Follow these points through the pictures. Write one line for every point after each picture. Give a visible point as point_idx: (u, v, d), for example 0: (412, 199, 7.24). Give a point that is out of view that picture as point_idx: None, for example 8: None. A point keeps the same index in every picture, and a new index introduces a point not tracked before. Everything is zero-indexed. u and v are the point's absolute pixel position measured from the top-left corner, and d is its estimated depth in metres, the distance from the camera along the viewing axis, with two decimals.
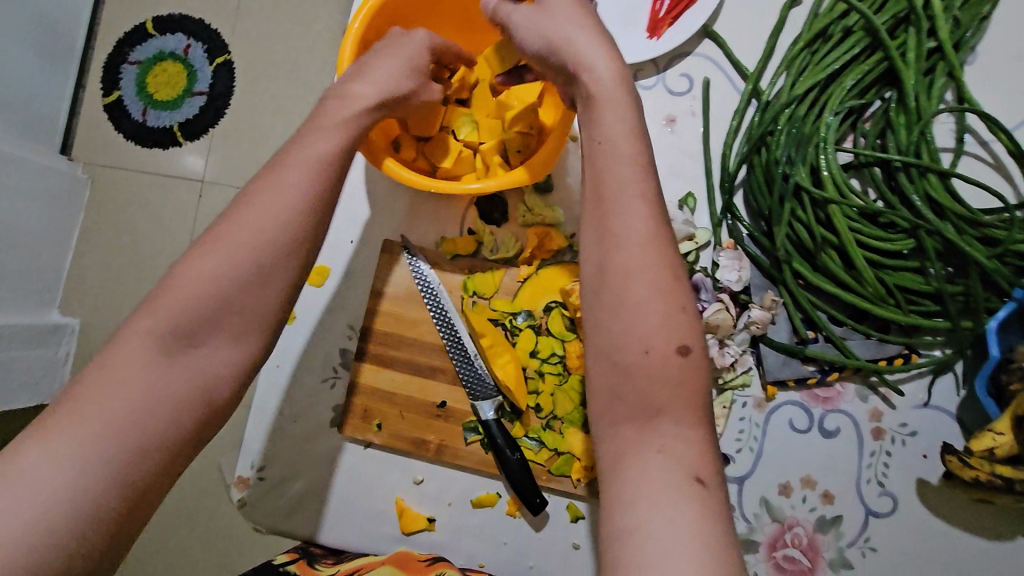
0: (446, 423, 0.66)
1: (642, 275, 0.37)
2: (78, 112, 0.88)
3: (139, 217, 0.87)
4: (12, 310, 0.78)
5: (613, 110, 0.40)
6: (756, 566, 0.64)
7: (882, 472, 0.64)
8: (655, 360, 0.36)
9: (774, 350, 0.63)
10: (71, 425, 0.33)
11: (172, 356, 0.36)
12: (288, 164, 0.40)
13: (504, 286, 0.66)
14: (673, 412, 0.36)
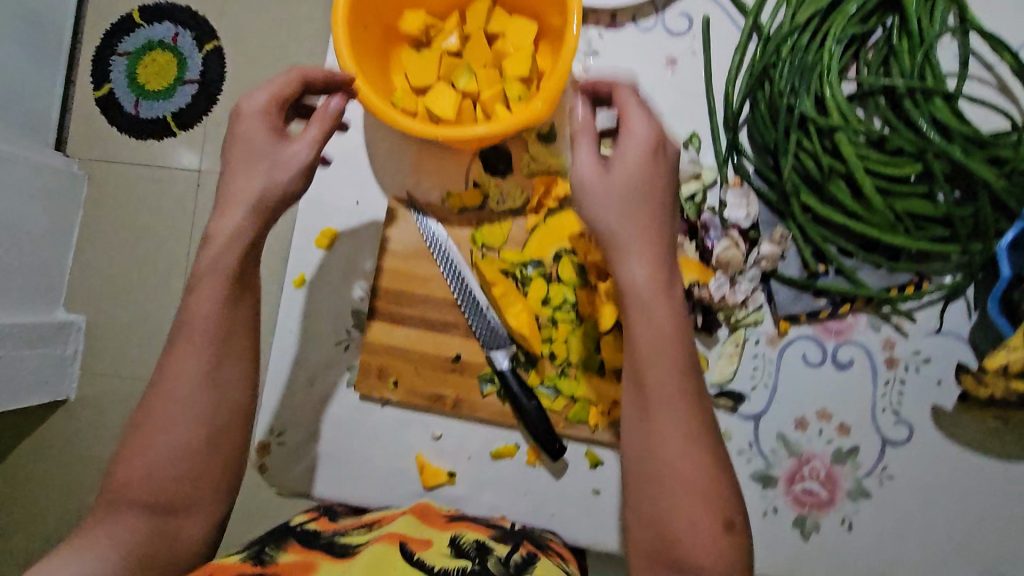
0: (461, 376, 0.66)
1: (680, 455, 0.45)
2: (70, 108, 0.89)
3: (138, 212, 0.89)
4: (19, 312, 0.82)
5: (651, 317, 0.46)
6: (776, 501, 0.64)
7: (896, 400, 0.64)
8: (698, 534, 0.43)
9: (785, 285, 0.64)
10: (121, 500, 0.44)
11: (199, 440, 0.46)
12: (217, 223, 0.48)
13: (513, 237, 0.67)
14: (705, 532, 0.44)
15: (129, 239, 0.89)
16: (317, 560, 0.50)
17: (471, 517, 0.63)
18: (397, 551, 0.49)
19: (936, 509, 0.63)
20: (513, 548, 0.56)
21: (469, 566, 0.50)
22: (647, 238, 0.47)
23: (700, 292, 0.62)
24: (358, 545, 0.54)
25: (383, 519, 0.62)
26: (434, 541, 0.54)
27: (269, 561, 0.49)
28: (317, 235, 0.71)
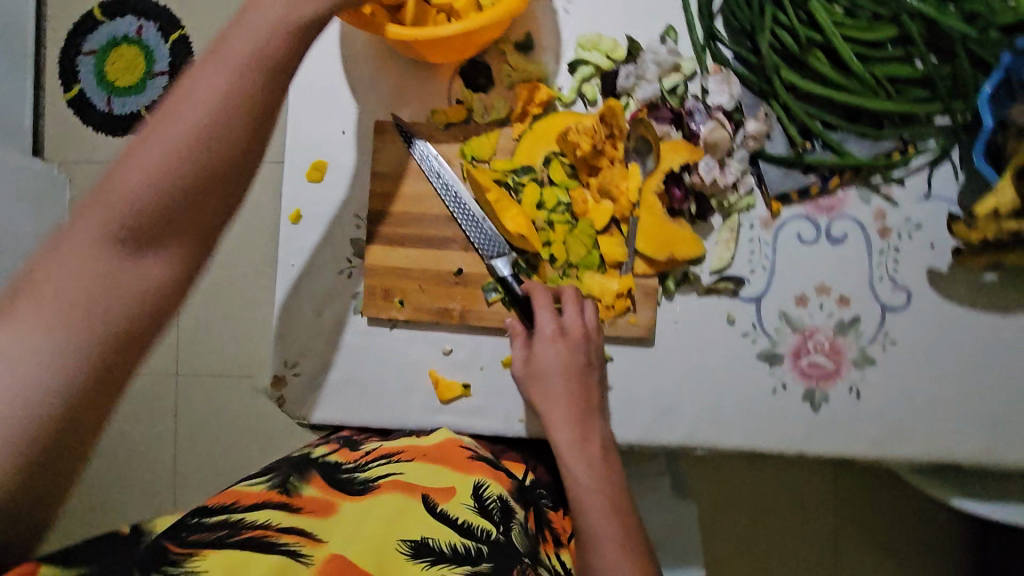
0: (465, 288, 0.67)
1: (599, 524, 0.58)
2: None
3: None
4: None
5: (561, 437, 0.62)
6: (783, 377, 0.66)
7: (892, 267, 0.65)
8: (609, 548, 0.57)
9: (774, 165, 0.65)
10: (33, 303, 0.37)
11: (128, 258, 0.39)
12: (198, 84, 0.40)
13: (501, 146, 0.67)
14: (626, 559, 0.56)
15: None
16: (339, 499, 0.52)
17: (491, 459, 0.64)
18: (420, 504, 0.52)
19: (941, 368, 0.64)
20: (526, 512, 0.60)
21: (495, 535, 0.52)
22: (572, 376, 0.62)
23: (691, 178, 0.63)
24: (379, 481, 0.55)
25: (403, 450, 0.62)
26: (457, 490, 0.56)
27: (295, 494, 0.51)
28: (307, 167, 0.70)
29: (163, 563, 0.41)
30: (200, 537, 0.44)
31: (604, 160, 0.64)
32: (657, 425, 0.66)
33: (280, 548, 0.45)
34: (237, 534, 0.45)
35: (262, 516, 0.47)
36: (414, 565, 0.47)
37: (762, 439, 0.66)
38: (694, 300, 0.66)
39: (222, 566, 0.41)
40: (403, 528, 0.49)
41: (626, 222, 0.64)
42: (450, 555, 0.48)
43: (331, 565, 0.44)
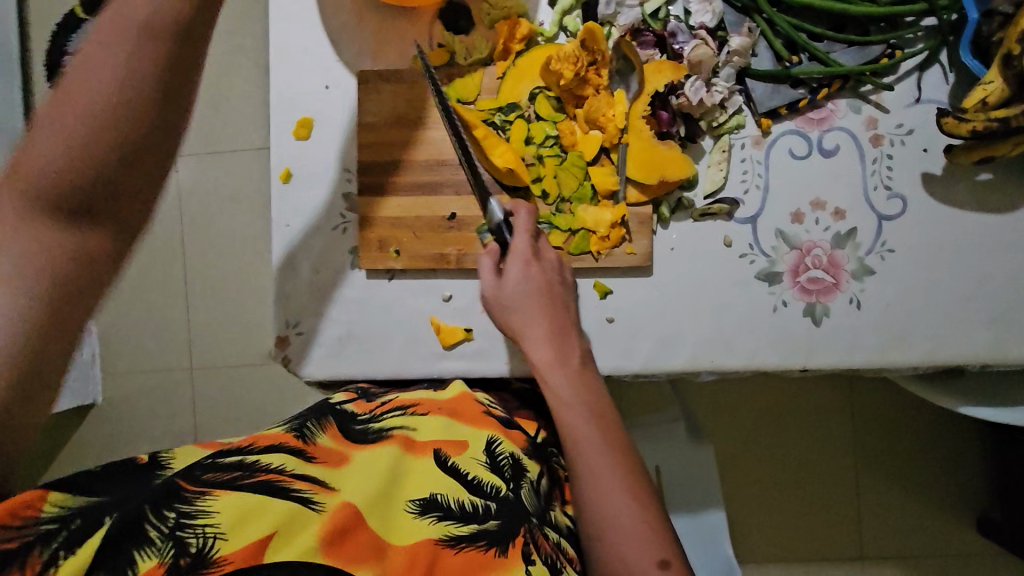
0: (459, 233, 0.67)
1: (590, 440, 0.56)
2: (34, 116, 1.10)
3: None
4: None
5: (541, 346, 0.61)
6: (784, 295, 0.66)
7: (887, 176, 0.65)
8: (608, 463, 0.55)
9: (761, 81, 0.64)
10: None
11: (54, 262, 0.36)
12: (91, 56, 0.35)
13: (486, 87, 0.67)
14: (619, 469, 0.55)
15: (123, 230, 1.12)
16: (349, 450, 0.49)
17: (505, 418, 0.62)
18: (432, 459, 0.50)
19: (941, 270, 0.64)
20: (541, 472, 0.59)
21: (505, 492, 0.51)
22: (563, 322, 0.63)
23: (677, 100, 0.62)
24: (394, 431, 0.53)
25: (420, 403, 0.60)
26: (471, 445, 0.54)
27: (310, 441, 0.48)
28: (294, 126, 0.69)
29: (176, 499, 0.38)
30: (216, 475, 0.40)
31: (590, 88, 0.63)
32: (662, 353, 0.67)
33: (295, 494, 0.41)
34: (251, 475, 0.41)
35: (275, 460, 0.44)
36: (423, 524, 0.45)
37: (768, 358, 0.66)
38: (689, 226, 0.66)
39: (238, 512, 0.38)
40: (416, 485, 0.48)
41: (616, 149, 0.64)
42: (461, 514, 0.47)
43: (342, 514, 0.41)
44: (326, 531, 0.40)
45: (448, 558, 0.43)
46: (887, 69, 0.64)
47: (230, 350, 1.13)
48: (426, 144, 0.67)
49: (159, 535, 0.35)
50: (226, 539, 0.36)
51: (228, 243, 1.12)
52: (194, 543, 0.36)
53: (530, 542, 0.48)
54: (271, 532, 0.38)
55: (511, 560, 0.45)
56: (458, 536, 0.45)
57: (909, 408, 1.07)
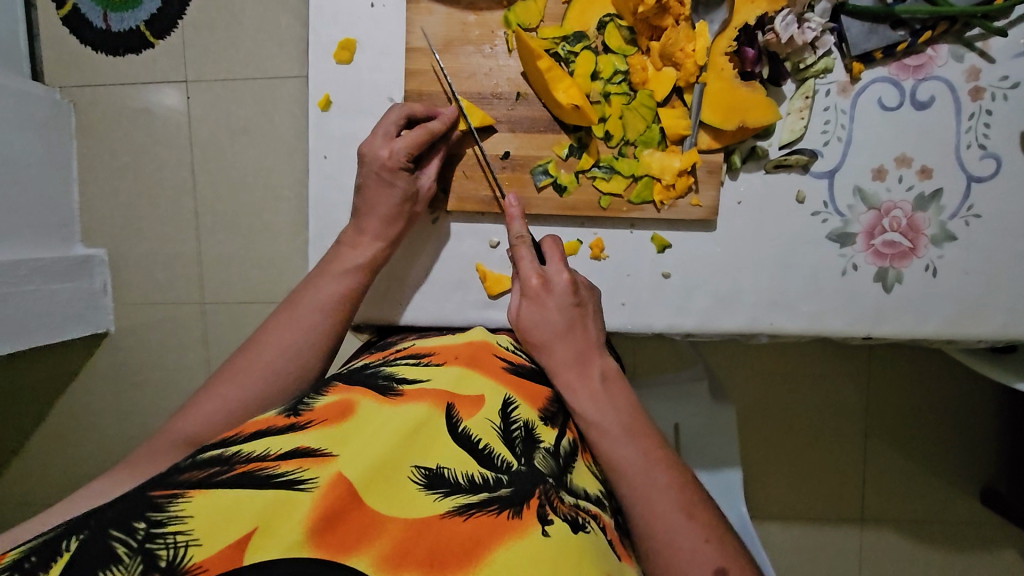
0: (513, 173, 0.63)
1: (620, 438, 0.50)
2: (36, 32, 1.03)
3: (130, 134, 1.05)
4: (40, 250, 0.98)
5: (554, 355, 0.55)
6: (855, 258, 0.62)
7: (982, 134, 0.59)
8: (642, 461, 0.49)
9: (858, 20, 0.58)
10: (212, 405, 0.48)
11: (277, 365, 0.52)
12: (324, 277, 0.57)
13: (549, 13, 0.60)
14: (657, 468, 0.48)
15: (132, 159, 1.06)
16: (360, 399, 0.42)
17: (528, 369, 0.55)
18: (441, 420, 0.42)
19: None
20: (562, 434, 0.50)
21: (517, 466, 0.41)
22: (585, 342, 0.55)
23: (765, 36, 0.57)
24: (407, 384, 0.45)
25: (437, 351, 0.53)
26: (487, 401, 0.46)
27: (305, 411, 0.40)
28: (334, 48, 0.63)
29: (147, 508, 0.30)
30: (191, 475, 0.33)
31: (669, 19, 0.57)
32: (718, 312, 0.63)
33: (278, 480, 0.33)
34: (229, 470, 0.33)
35: (259, 446, 0.35)
36: (426, 497, 0.36)
37: (831, 323, 0.62)
38: (760, 178, 0.62)
39: (213, 513, 0.30)
40: (418, 447, 0.39)
41: (691, 90, 0.59)
42: (469, 486, 0.37)
43: (334, 495, 0.33)
44: (314, 518, 0.32)
45: (452, 527, 0.34)
46: (1000, 13, 0.57)
47: (241, 288, 1.07)
48: (479, 74, 0.62)
49: (128, 551, 0.28)
50: (200, 544, 0.29)
51: (241, 176, 1.04)
52: (165, 555, 0.28)
53: (545, 503, 0.38)
54: (250, 530, 0.30)
55: (527, 521, 0.36)
56: (467, 505, 0.36)
57: (932, 377, 1.04)
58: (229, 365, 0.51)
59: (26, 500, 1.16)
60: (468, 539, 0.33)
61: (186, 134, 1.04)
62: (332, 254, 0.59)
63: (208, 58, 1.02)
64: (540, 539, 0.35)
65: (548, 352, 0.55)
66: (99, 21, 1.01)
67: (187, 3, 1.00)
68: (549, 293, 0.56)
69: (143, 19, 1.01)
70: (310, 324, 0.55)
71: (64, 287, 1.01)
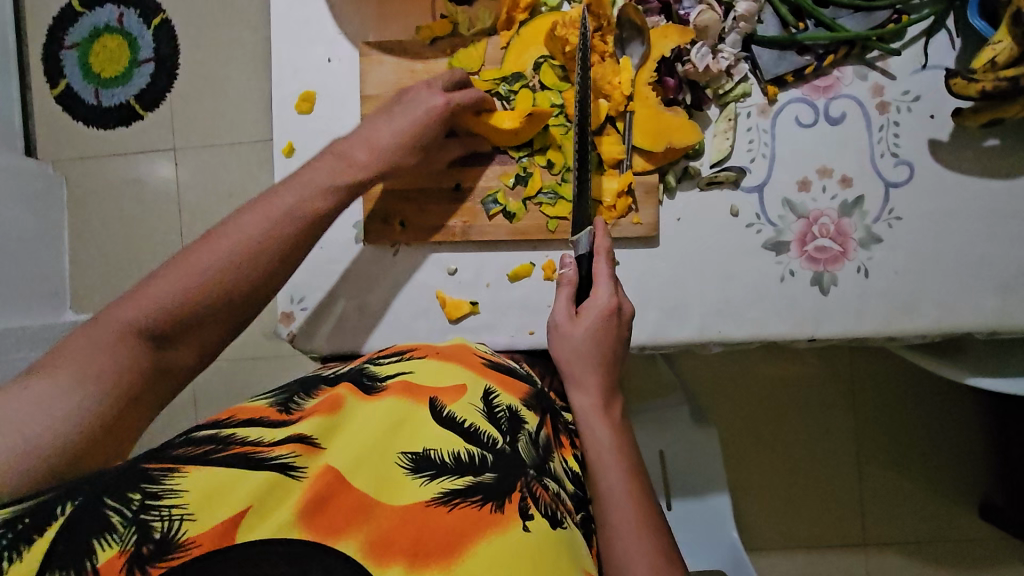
0: (465, 204, 0.67)
1: (604, 442, 0.53)
2: (31, 111, 1.10)
3: (117, 198, 1.10)
4: (30, 313, 1.02)
5: (571, 355, 0.58)
6: (791, 264, 0.65)
7: (893, 143, 0.64)
8: (614, 468, 0.51)
9: (767, 48, 0.64)
10: (183, 272, 0.47)
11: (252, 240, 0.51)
12: (287, 187, 0.55)
13: (489, 57, 0.66)
14: (626, 476, 0.51)
15: (118, 221, 1.10)
16: (344, 394, 0.44)
17: (508, 367, 0.57)
18: (424, 409, 0.44)
19: (950, 236, 0.64)
20: (541, 423, 0.51)
21: (502, 443, 0.44)
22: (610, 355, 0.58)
23: (684, 66, 0.62)
24: (389, 379, 0.48)
25: (418, 348, 0.55)
26: (468, 390, 0.48)
27: (297, 408, 0.42)
28: (296, 99, 0.69)
29: (143, 479, 0.33)
30: (187, 451, 0.35)
31: (595, 56, 0.63)
32: (669, 323, 0.66)
33: (270, 463, 0.36)
34: (224, 449, 0.36)
35: (252, 432, 0.38)
36: (413, 481, 0.38)
37: (776, 328, 0.65)
38: (695, 195, 0.66)
39: (206, 489, 0.33)
40: (406, 435, 0.41)
41: (622, 118, 0.64)
42: (455, 466, 0.40)
43: (322, 482, 0.35)
44: (305, 501, 0.34)
45: (438, 518, 0.36)
46: (894, 35, 0.64)
47: None
48: None
49: (123, 520, 0.30)
50: (194, 519, 0.31)
51: None
52: (159, 527, 0.31)
53: (527, 495, 0.40)
54: (244, 508, 0.32)
55: (509, 518, 0.38)
56: (450, 492, 0.38)
57: (923, 398, 1.06)
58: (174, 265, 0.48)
59: None
60: (451, 530, 0.36)
61: (175, 203, 1.09)
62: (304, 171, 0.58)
63: (194, 127, 1.08)
64: (521, 535, 0.37)
65: (576, 372, 0.57)
66: (90, 97, 1.08)
67: (172, 75, 1.07)
68: (617, 324, 0.59)
69: (132, 93, 1.07)
70: (252, 253, 0.50)
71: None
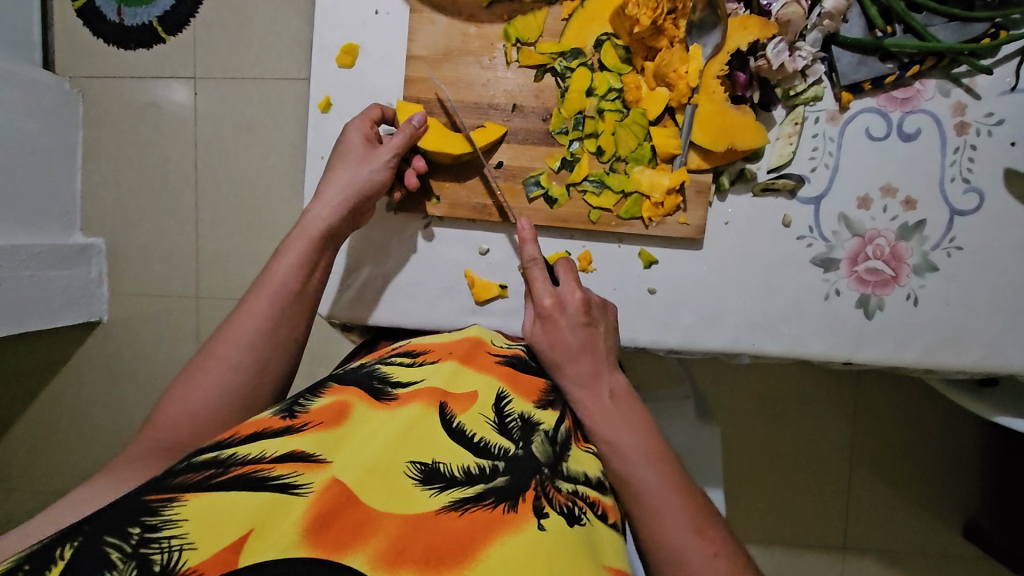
0: (506, 184, 0.64)
1: (619, 426, 0.50)
2: (49, 23, 1.04)
3: (135, 127, 1.07)
4: (42, 236, 1.00)
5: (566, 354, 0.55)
6: (838, 283, 0.62)
7: (967, 168, 0.61)
8: (641, 448, 0.49)
9: (848, 51, 0.59)
10: (201, 374, 0.48)
11: (255, 320, 0.51)
12: (283, 252, 0.56)
13: (549, 28, 0.62)
14: (654, 454, 0.49)
15: (135, 151, 1.07)
16: (354, 401, 0.42)
17: (524, 363, 0.55)
18: (436, 416, 0.42)
19: (1009, 274, 0.61)
20: (559, 418, 0.49)
21: (515, 449, 0.42)
22: (596, 352, 0.56)
23: (757, 62, 0.58)
24: (401, 387, 0.45)
25: (431, 349, 0.53)
26: (481, 398, 0.46)
27: (301, 412, 0.40)
28: (337, 51, 0.64)
29: (142, 513, 0.31)
30: (186, 478, 0.33)
31: (664, 40, 0.59)
32: (703, 331, 0.64)
33: (272, 483, 0.34)
34: (225, 472, 0.34)
35: (254, 448, 0.36)
36: (421, 493, 0.36)
37: (813, 347, 0.63)
38: (749, 200, 0.63)
39: (207, 518, 0.31)
40: (414, 444, 0.39)
41: (682, 111, 0.60)
42: (465, 479, 0.38)
43: (329, 495, 0.34)
44: (308, 519, 0.32)
45: (447, 520, 0.35)
46: (987, 51, 0.59)
47: (235, 283, 1.08)
48: (476, 85, 0.63)
49: (122, 556, 0.29)
50: (195, 548, 0.29)
51: (244, 174, 1.05)
52: (159, 559, 0.29)
53: (542, 494, 0.39)
54: (244, 533, 0.31)
55: (523, 515, 0.36)
56: (461, 499, 0.37)
57: (923, 407, 1.04)
58: (187, 375, 0.49)
59: (10, 486, 1.16)
60: (463, 535, 0.34)
61: (190, 136, 1.06)
62: (301, 228, 0.57)
63: (217, 58, 1.03)
64: (536, 533, 0.36)
65: (557, 370, 0.55)
66: (112, 15, 1.03)
67: (199, 2, 1.02)
68: (561, 312, 0.57)
69: (155, 14, 1.02)
70: (258, 336, 0.51)
71: (61, 277, 1.01)
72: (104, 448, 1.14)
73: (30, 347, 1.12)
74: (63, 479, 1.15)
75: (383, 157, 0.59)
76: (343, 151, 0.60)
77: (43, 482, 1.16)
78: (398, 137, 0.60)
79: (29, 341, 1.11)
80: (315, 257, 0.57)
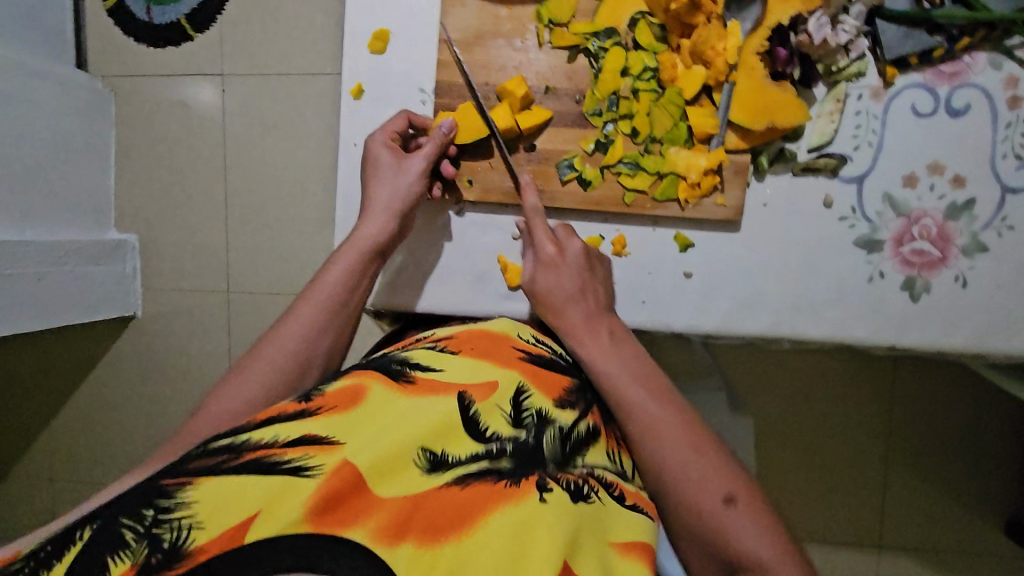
0: (539, 167, 0.63)
1: (625, 377, 0.51)
2: (83, 25, 1.06)
3: (166, 124, 1.08)
4: (77, 232, 1.02)
5: (571, 309, 0.56)
6: (880, 265, 0.60)
7: (1020, 144, 0.58)
8: (648, 398, 0.49)
9: (894, 24, 0.57)
10: (257, 366, 0.50)
11: (317, 321, 0.53)
12: (339, 255, 0.58)
13: (581, 8, 0.61)
14: (663, 403, 0.49)
15: (166, 147, 1.09)
16: (371, 384, 0.42)
17: (548, 359, 0.52)
18: (452, 403, 0.41)
19: None
20: (580, 417, 0.47)
21: (524, 437, 0.41)
22: (594, 306, 0.57)
23: (798, 37, 0.57)
24: (421, 372, 0.45)
25: (454, 339, 0.52)
26: (499, 388, 0.44)
27: (316, 397, 0.40)
28: (368, 38, 0.64)
29: (157, 495, 0.32)
30: (200, 462, 0.34)
31: (701, 16, 0.58)
32: (740, 315, 0.62)
33: (283, 467, 0.34)
34: (237, 458, 0.34)
35: (267, 433, 0.36)
36: (430, 477, 0.36)
37: (854, 331, 0.61)
38: (789, 181, 0.61)
39: (217, 498, 0.31)
40: (428, 428, 0.38)
41: (720, 89, 0.59)
42: (471, 457, 0.38)
43: (337, 480, 0.34)
44: (314, 501, 0.32)
45: (449, 496, 0.35)
46: None
47: (264, 276, 1.09)
48: (509, 67, 0.63)
49: (135, 536, 0.30)
50: (203, 528, 0.30)
51: (271, 169, 1.06)
52: (168, 538, 0.30)
53: (547, 475, 0.39)
54: (251, 514, 0.31)
55: (524, 490, 0.36)
56: (466, 475, 0.37)
57: (959, 395, 1.01)
58: (238, 369, 0.50)
59: (51, 475, 1.20)
60: (462, 508, 0.34)
61: (219, 130, 1.07)
62: (352, 234, 0.59)
63: (244, 54, 1.04)
64: (537, 505, 0.35)
65: (559, 313, 0.56)
66: (142, 14, 1.05)
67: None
68: (564, 260, 0.59)
69: (183, 13, 1.04)
70: (313, 333, 0.53)
71: (96, 271, 1.04)
72: (140, 439, 1.16)
73: (69, 340, 1.15)
74: (101, 470, 1.18)
75: (415, 167, 0.60)
76: (376, 165, 0.61)
77: (81, 473, 1.19)
78: (429, 145, 0.61)
79: (68, 335, 1.14)
80: (365, 263, 0.58)
